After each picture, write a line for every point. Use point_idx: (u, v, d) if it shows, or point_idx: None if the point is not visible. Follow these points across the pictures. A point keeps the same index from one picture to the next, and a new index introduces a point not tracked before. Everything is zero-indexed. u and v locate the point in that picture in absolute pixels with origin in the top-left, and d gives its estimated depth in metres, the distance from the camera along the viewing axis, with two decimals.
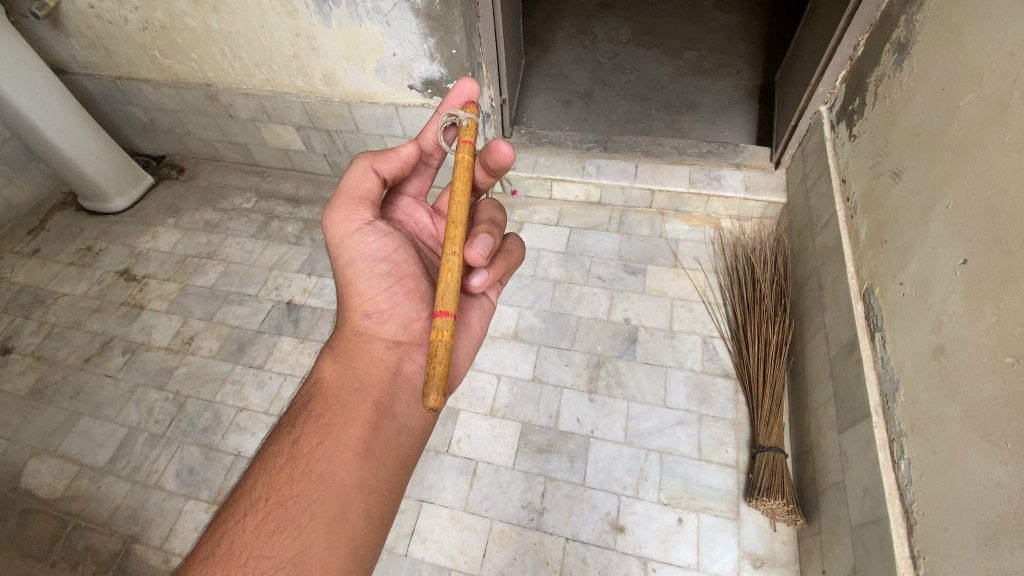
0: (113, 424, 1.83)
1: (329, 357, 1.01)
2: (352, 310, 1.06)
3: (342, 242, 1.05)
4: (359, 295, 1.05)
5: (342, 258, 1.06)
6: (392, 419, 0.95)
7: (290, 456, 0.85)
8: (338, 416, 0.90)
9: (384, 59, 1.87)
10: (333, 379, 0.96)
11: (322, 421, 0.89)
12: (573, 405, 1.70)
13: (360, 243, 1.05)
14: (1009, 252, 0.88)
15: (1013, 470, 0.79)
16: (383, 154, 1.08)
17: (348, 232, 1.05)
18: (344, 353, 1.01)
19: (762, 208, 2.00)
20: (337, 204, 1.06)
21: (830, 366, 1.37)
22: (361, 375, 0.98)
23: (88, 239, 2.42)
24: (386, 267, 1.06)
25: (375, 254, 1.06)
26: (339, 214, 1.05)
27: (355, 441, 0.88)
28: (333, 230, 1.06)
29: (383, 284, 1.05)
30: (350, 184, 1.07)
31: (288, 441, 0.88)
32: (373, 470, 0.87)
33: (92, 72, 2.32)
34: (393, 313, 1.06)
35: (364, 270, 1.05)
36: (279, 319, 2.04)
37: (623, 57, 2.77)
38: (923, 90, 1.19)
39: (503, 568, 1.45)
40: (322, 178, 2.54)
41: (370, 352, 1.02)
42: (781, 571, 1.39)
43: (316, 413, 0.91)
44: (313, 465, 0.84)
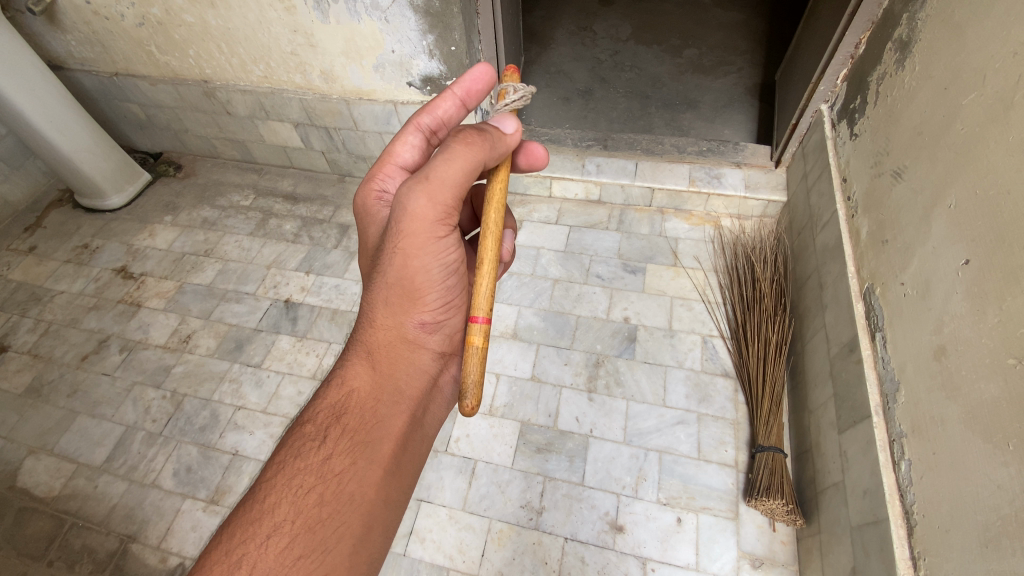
0: (110, 423, 1.82)
1: (362, 361, 0.95)
2: (397, 313, 0.97)
3: (420, 244, 0.92)
4: (415, 303, 0.97)
5: (408, 258, 0.93)
6: (416, 432, 0.96)
7: (321, 473, 0.81)
8: (374, 433, 0.88)
9: (383, 55, 1.86)
10: (370, 393, 0.92)
11: (357, 437, 0.86)
12: (573, 405, 1.69)
13: (437, 249, 0.94)
14: (1010, 253, 0.87)
15: (1015, 472, 0.79)
16: (495, 148, 0.92)
17: (431, 237, 0.92)
18: (382, 361, 0.95)
19: (762, 207, 2.00)
20: (435, 198, 0.89)
21: (830, 366, 1.37)
22: (399, 387, 0.96)
23: (85, 236, 2.41)
24: (452, 281, 1.00)
25: (448, 264, 0.97)
26: (427, 211, 0.90)
27: (387, 459, 0.88)
28: (409, 224, 0.91)
29: (439, 295, 1.00)
30: (454, 177, 0.88)
31: (318, 456, 0.82)
32: (396, 487, 0.89)
33: (88, 68, 2.30)
34: (437, 323, 1.02)
35: (428, 279, 0.96)
36: (277, 317, 2.03)
37: (623, 55, 2.76)
38: (925, 89, 1.18)
39: (502, 568, 1.45)
40: (320, 176, 2.53)
41: (411, 363, 0.98)
42: (780, 571, 1.39)
43: (351, 428, 0.87)
44: (347, 484, 0.82)
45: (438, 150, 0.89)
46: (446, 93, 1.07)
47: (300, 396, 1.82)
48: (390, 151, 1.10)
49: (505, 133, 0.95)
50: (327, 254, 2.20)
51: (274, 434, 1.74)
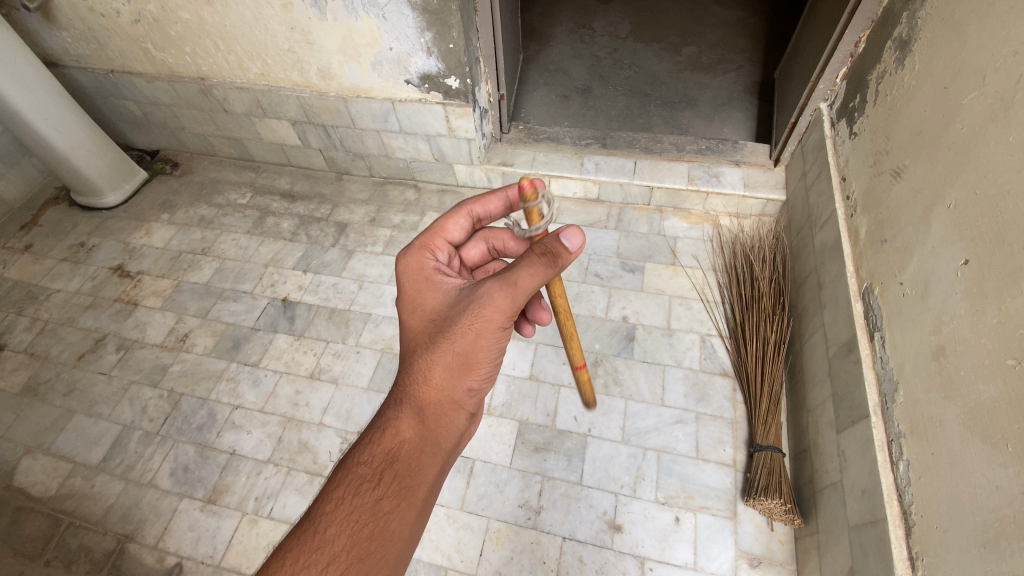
0: (107, 422, 1.81)
1: (412, 415, 0.88)
2: (454, 379, 0.90)
3: (491, 334, 0.89)
4: (474, 372, 0.92)
5: (474, 340, 0.88)
6: (440, 480, 0.94)
7: (374, 511, 0.80)
8: (418, 480, 0.85)
9: (381, 53, 1.85)
10: (420, 445, 0.88)
11: (405, 483, 0.83)
12: (571, 404, 1.69)
13: (501, 335, 0.91)
14: (1010, 253, 0.87)
15: (1014, 473, 0.79)
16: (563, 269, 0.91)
17: (501, 329, 0.90)
18: (431, 422, 0.89)
19: (761, 206, 1.99)
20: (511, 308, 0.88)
21: (829, 365, 1.37)
22: (439, 444, 0.91)
23: (81, 235, 2.39)
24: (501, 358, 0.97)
25: (502, 347, 0.95)
26: (505, 310, 0.88)
27: (423, 504, 0.86)
28: (485, 313, 0.87)
29: (492, 364, 0.96)
30: (534, 287, 0.89)
31: (372, 494, 0.80)
32: (421, 527, 0.88)
33: (83, 65, 2.29)
34: (479, 388, 0.97)
35: (490, 353, 0.92)
36: (275, 316, 2.02)
37: (622, 52, 2.75)
38: (926, 88, 1.18)
39: (500, 567, 1.45)
40: (318, 174, 2.52)
41: (451, 424, 0.93)
42: (778, 571, 1.39)
43: (402, 475, 0.84)
44: (393, 524, 0.81)
45: (522, 257, 0.88)
46: (500, 193, 1.18)
47: (297, 395, 1.81)
48: (441, 227, 1.15)
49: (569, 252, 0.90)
50: (324, 252, 2.20)
51: (271, 433, 1.74)
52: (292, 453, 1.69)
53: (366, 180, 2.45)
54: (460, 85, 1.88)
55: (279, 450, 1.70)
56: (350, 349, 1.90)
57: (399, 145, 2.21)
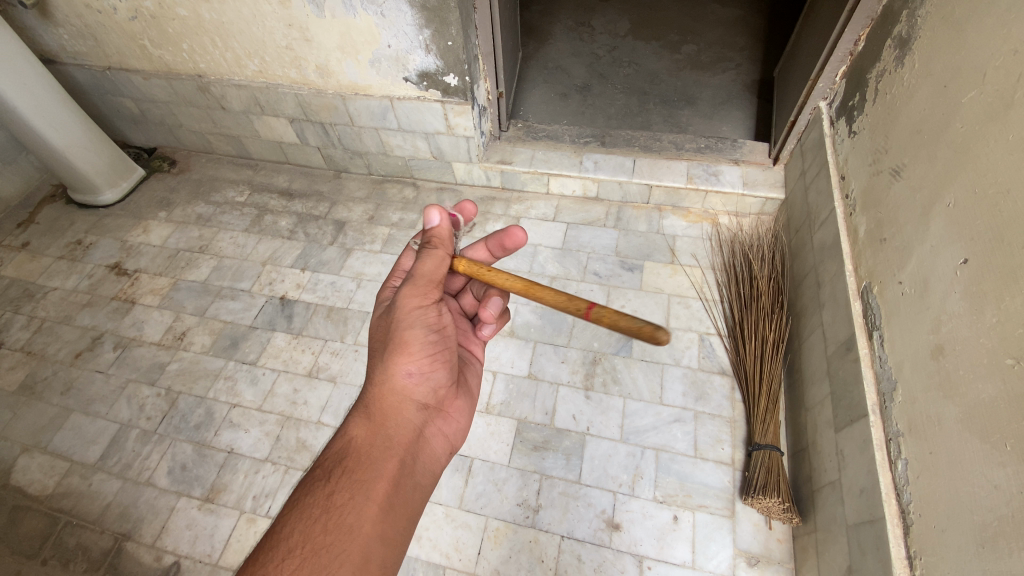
0: (104, 420, 1.81)
1: (359, 414, 0.94)
2: (388, 368, 0.97)
3: (409, 316, 1.00)
4: (404, 355, 0.98)
5: (397, 325, 0.99)
6: (411, 480, 0.91)
7: (326, 507, 0.79)
8: (371, 473, 0.86)
9: (379, 50, 1.84)
10: (367, 440, 0.90)
11: (356, 476, 0.84)
12: (570, 403, 1.69)
13: (424, 317, 1.01)
14: (1010, 252, 0.87)
15: (1012, 473, 0.79)
16: (449, 246, 1.06)
17: (417, 308, 1.00)
18: (378, 414, 0.94)
19: (760, 204, 1.99)
20: (415, 290, 1.01)
21: (827, 364, 1.37)
22: (392, 437, 0.93)
23: (78, 232, 2.38)
24: (437, 338, 1.02)
25: (433, 326, 1.02)
26: (413, 295, 1.00)
27: (386, 500, 0.84)
28: (401, 301, 1.00)
29: (427, 347, 1.01)
30: (431, 268, 1.02)
31: (322, 492, 0.81)
32: (395, 526, 0.84)
33: (80, 62, 2.28)
34: (426, 376, 1.01)
35: (415, 332, 0.99)
36: (272, 314, 2.02)
37: (621, 51, 2.74)
38: (926, 87, 1.17)
39: (498, 566, 1.45)
40: (316, 172, 2.51)
41: (402, 415, 0.96)
42: (775, 569, 1.39)
43: (352, 469, 0.85)
44: (348, 517, 0.79)
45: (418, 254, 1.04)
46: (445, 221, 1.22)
47: (295, 393, 1.81)
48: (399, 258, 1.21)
49: (436, 226, 1.05)
50: (322, 250, 2.19)
51: (269, 431, 1.74)
52: (291, 451, 1.69)
53: (365, 177, 2.45)
54: (459, 82, 1.88)
55: (277, 449, 1.70)
56: (348, 347, 1.89)
57: (397, 143, 2.20)
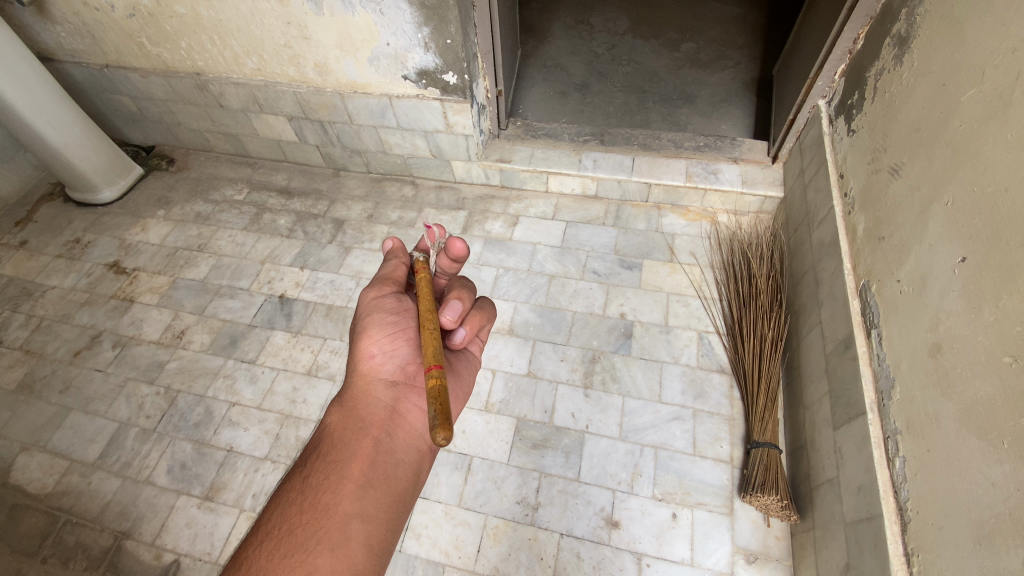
0: (103, 419, 1.81)
1: (335, 403, 0.94)
2: (353, 356, 0.97)
3: (366, 307, 1.00)
4: (364, 338, 0.96)
5: (358, 317, 1.01)
6: (392, 457, 0.87)
7: (302, 490, 0.79)
8: (344, 453, 0.84)
9: (378, 48, 1.84)
10: (340, 423, 0.89)
11: (328, 458, 0.83)
12: (569, 401, 1.69)
13: (382, 305, 1.00)
14: (1007, 250, 0.87)
15: (1010, 470, 0.79)
16: (399, 257, 1.07)
17: (374, 300, 1.01)
18: (350, 400, 0.93)
19: (759, 203, 1.99)
20: (371, 287, 1.04)
21: (826, 362, 1.37)
22: (366, 417, 0.90)
23: (76, 231, 2.38)
24: (395, 320, 0.98)
25: (390, 311, 0.99)
26: (370, 292, 1.03)
27: (361, 477, 0.82)
28: (361, 301, 1.03)
29: (387, 326, 0.97)
30: (387, 272, 1.05)
31: (299, 477, 0.81)
32: (377, 502, 0.81)
33: (78, 60, 2.27)
34: (392, 354, 0.97)
35: (373, 317, 0.98)
36: (271, 312, 2.01)
37: (620, 49, 2.74)
38: (925, 86, 1.17)
39: (498, 564, 1.45)
40: (314, 170, 2.51)
41: (374, 396, 0.93)
42: (773, 566, 1.39)
43: (325, 451, 0.84)
44: (323, 496, 0.78)
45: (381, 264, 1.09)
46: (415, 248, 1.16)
47: (295, 392, 1.81)
48: None
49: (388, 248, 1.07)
50: (321, 249, 2.19)
51: (269, 430, 1.74)
52: (290, 450, 1.69)
53: (364, 176, 2.44)
54: (458, 80, 1.87)
55: (277, 447, 1.70)
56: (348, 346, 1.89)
57: (396, 141, 2.19)
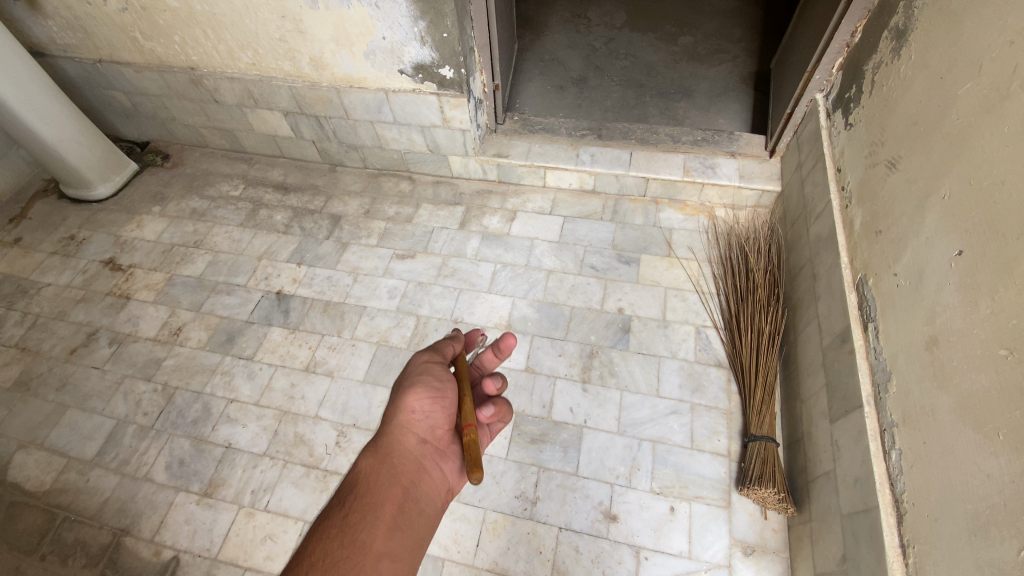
0: (101, 416, 1.80)
1: (367, 449, 0.94)
2: (392, 408, 0.98)
3: (416, 367, 1.03)
4: (409, 394, 0.97)
5: (406, 374, 1.03)
6: (417, 509, 0.88)
7: (341, 526, 0.78)
8: (378, 497, 0.85)
9: (373, 42, 1.83)
10: (374, 469, 0.89)
11: (365, 499, 0.83)
12: (567, 395, 1.70)
13: (432, 372, 1.02)
14: (1004, 243, 0.87)
15: (1005, 462, 0.80)
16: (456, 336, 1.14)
17: (425, 364, 1.03)
18: (383, 448, 0.94)
19: (756, 197, 1.99)
20: (424, 352, 1.06)
21: (823, 356, 1.37)
22: (399, 467, 0.91)
23: (71, 228, 2.36)
24: (441, 387, 1.00)
25: (441, 379, 1.01)
26: (423, 357, 1.05)
27: (392, 520, 0.82)
28: (412, 362, 1.05)
29: (433, 388, 0.99)
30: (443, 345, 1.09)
31: (337, 513, 0.80)
32: (405, 549, 0.81)
33: (70, 55, 2.25)
34: (429, 415, 0.98)
35: (422, 379, 1.00)
36: (269, 309, 2.01)
37: (618, 42, 2.73)
38: (922, 79, 1.18)
39: (497, 558, 1.46)
40: (311, 166, 2.49)
41: (407, 448, 0.94)
42: (771, 558, 1.41)
43: (361, 493, 0.84)
44: (362, 535, 0.78)
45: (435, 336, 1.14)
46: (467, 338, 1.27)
47: (293, 388, 1.80)
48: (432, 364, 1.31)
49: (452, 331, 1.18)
50: (318, 245, 2.18)
51: (267, 426, 1.73)
52: (288, 446, 1.69)
53: (360, 171, 2.43)
54: (454, 74, 1.86)
55: (275, 444, 1.70)
56: (346, 342, 1.89)
57: (393, 136, 2.18)
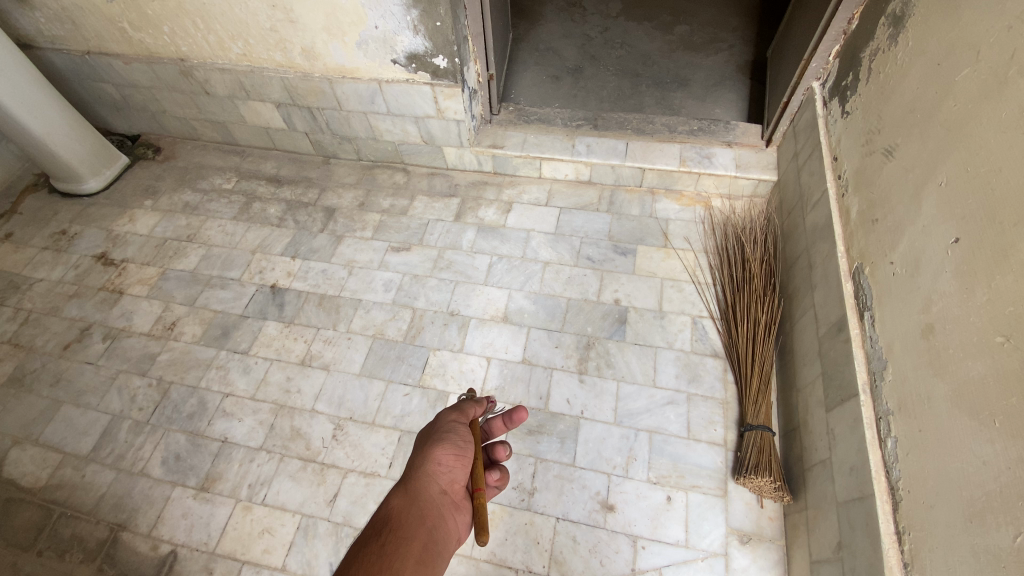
0: (95, 412, 1.79)
1: (395, 491, 0.90)
2: (419, 455, 0.96)
3: (444, 424, 1.03)
4: (439, 444, 0.97)
5: (432, 428, 1.03)
6: (441, 556, 0.82)
7: (376, 555, 0.74)
8: (407, 534, 0.80)
9: (366, 31, 1.80)
10: (403, 509, 0.85)
11: (396, 536, 0.78)
12: (564, 386, 1.70)
13: (459, 428, 1.02)
14: (1001, 230, 0.87)
15: (1001, 449, 0.80)
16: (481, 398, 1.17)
17: (453, 420, 1.04)
18: (409, 491, 0.90)
19: (753, 186, 1.98)
20: (451, 407, 1.08)
21: (819, 345, 1.37)
22: (425, 510, 0.87)
23: (63, 222, 2.34)
24: (465, 444, 1.00)
25: (466, 436, 1.01)
26: (450, 414, 1.06)
27: (420, 559, 0.77)
28: (440, 416, 1.06)
29: (460, 443, 0.99)
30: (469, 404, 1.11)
31: (370, 546, 0.75)
32: None
33: (59, 46, 2.21)
34: (452, 470, 0.96)
35: (451, 432, 1.00)
36: (263, 302, 2.00)
37: (613, 32, 2.70)
38: (919, 67, 1.17)
39: (494, 549, 1.47)
40: (304, 158, 2.46)
41: (431, 494, 0.90)
42: (767, 546, 1.41)
43: (393, 527, 0.80)
44: (394, 564, 0.73)
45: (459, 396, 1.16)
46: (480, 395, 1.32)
47: (289, 381, 1.80)
48: None
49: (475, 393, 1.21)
50: (312, 238, 2.16)
51: (263, 420, 1.73)
52: (285, 440, 1.69)
53: (354, 163, 2.40)
54: (448, 64, 1.84)
55: (271, 438, 1.69)
56: (341, 335, 1.88)
57: (387, 127, 2.16)
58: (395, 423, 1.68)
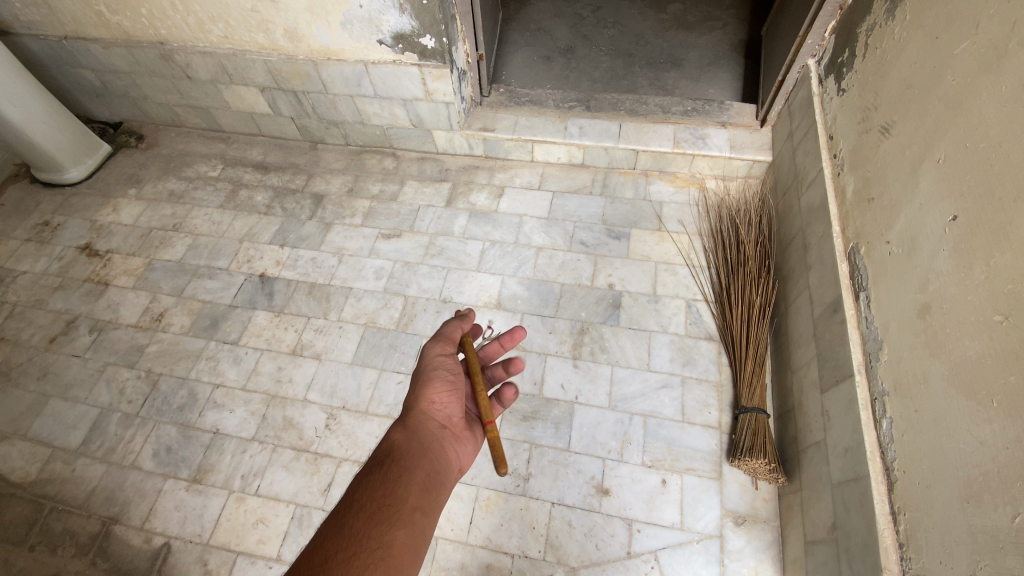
0: (84, 405, 1.77)
1: (394, 425, 0.94)
2: (414, 393, 1.00)
3: (433, 358, 1.06)
4: (430, 382, 1.01)
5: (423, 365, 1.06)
6: (445, 482, 0.87)
7: (381, 481, 0.78)
8: (411, 460, 0.84)
9: (350, 11, 1.75)
10: (404, 441, 0.89)
11: (400, 464, 0.83)
12: (558, 372, 1.68)
13: (447, 364, 1.06)
14: (999, 206, 0.86)
15: (998, 428, 0.79)
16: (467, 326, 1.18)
17: (440, 356, 1.07)
18: (409, 425, 0.94)
19: (747, 167, 1.95)
20: (437, 342, 1.09)
21: (814, 327, 1.36)
22: (427, 443, 0.91)
23: (45, 213, 2.28)
24: (454, 380, 1.03)
25: (454, 370, 1.05)
26: (436, 349, 1.08)
27: (425, 482, 0.81)
28: (426, 352, 1.08)
29: (449, 379, 1.03)
30: (453, 331, 1.12)
31: (377, 473, 0.80)
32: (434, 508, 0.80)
33: (35, 31, 2.15)
34: (446, 405, 1.01)
35: (439, 367, 1.04)
36: (252, 292, 1.96)
37: (606, 10, 2.63)
38: (917, 40, 1.14)
39: (490, 534, 1.47)
40: (291, 144, 2.41)
41: (430, 427, 0.95)
42: (761, 527, 1.42)
43: (396, 457, 0.84)
44: (398, 489, 0.77)
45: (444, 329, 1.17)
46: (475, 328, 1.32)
47: (280, 371, 1.77)
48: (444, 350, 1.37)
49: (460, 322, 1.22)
50: (301, 226, 2.12)
51: (255, 411, 1.71)
52: (277, 430, 1.67)
53: (342, 148, 2.35)
54: (436, 44, 1.79)
55: (264, 428, 1.68)
56: (332, 324, 1.86)
57: (374, 111, 2.11)
58: (388, 412, 1.67)
